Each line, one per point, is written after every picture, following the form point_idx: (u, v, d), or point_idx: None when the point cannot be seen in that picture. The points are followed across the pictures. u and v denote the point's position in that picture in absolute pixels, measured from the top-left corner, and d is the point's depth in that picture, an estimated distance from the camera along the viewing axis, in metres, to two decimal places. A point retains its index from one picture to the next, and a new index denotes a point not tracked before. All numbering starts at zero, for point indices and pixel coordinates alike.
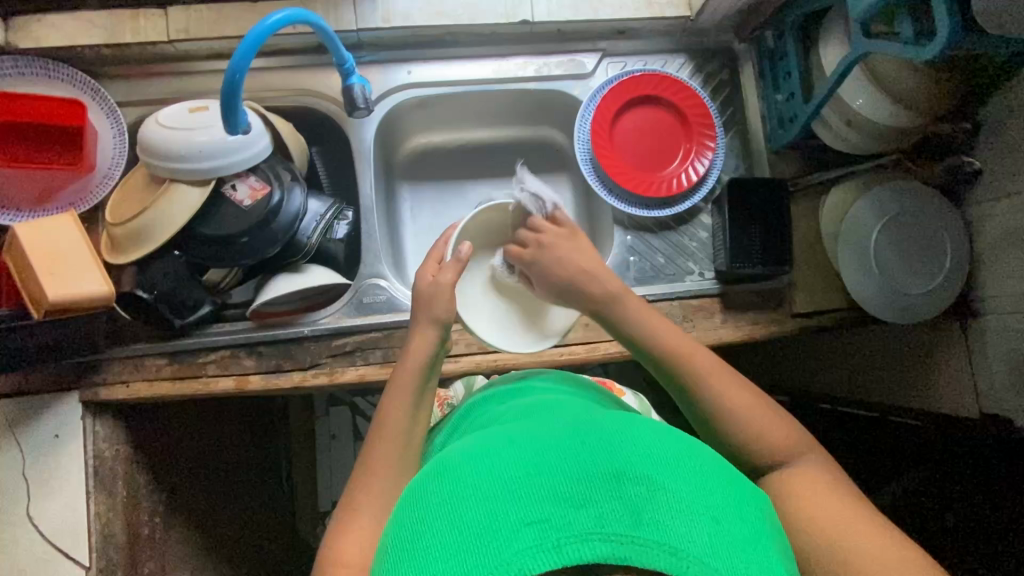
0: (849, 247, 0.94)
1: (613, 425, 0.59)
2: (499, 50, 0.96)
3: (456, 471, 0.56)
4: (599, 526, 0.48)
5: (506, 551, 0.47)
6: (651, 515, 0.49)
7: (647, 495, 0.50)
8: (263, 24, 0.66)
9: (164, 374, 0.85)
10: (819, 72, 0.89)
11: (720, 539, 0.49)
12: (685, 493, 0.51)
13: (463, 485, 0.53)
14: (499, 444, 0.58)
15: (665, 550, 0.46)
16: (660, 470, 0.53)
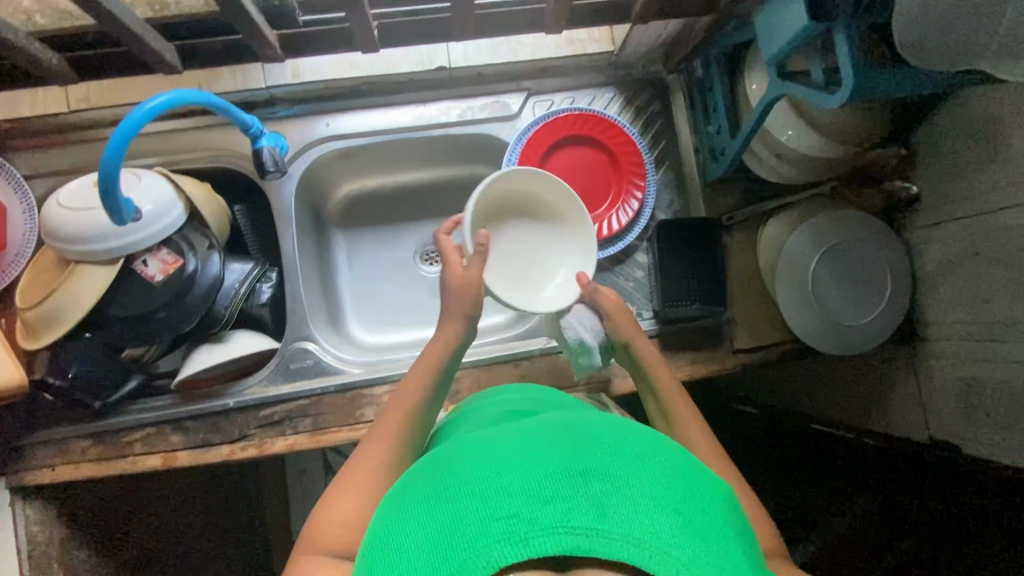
0: (786, 281, 0.92)
1: (583, 422, 0.54)
2: (420, 96, 0.93)
3: (430, 476, 0.51)
4: (565, 519, 0.42)
5: (469, 548, 0.42)
6: (615, 508, 0.43)
7: (613, 488, 0.45)
8: (139, 110, 0.63)
9: (90, 455, 0.83)
10: (745, 106, 0.87)
11: (693, 533, 0.43)
12: (653, 486, 0.46)
13: (431, 490, 0.48)
14: (469, 448, 0.53)
15: (631, 543, 0.41)
16: (631, 464, 0.47)
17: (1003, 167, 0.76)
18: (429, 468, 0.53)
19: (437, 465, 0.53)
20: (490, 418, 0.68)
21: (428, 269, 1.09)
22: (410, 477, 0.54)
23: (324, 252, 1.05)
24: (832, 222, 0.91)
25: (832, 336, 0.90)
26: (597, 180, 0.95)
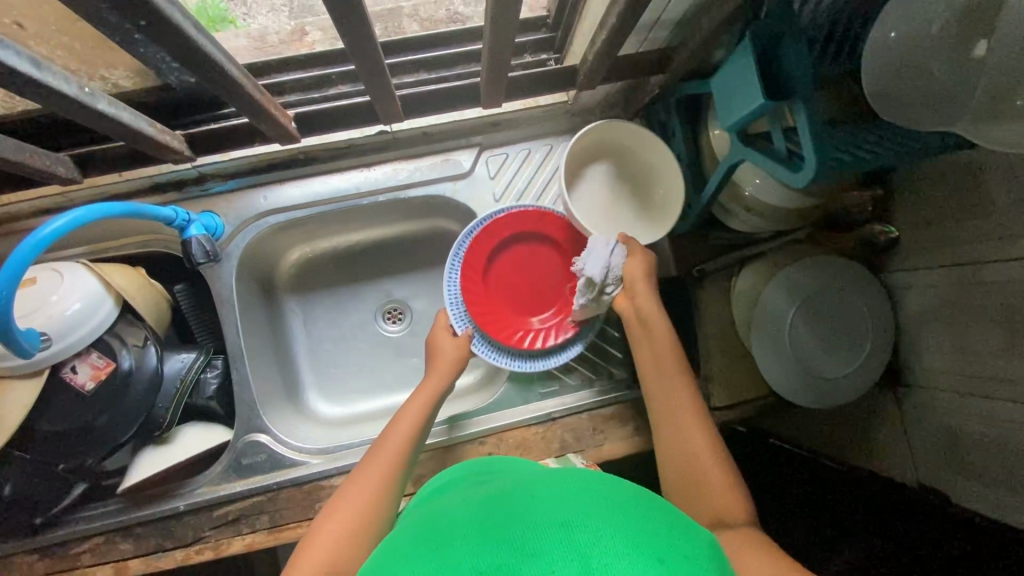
0: (762, 335, 0.87)
1: (564, 476, 0.49)
2: (363, 159, 0.87)
3: (411, 545, 0.45)
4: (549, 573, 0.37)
5: None
6: (600, 559, 0.38)
7: (598, 537, 0.39)
8: (44, 233, 0.58)
9: (37, 570, 0.79)
10: (709, 156, 0.81)
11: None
12: (642, 535, 0.40)
13: (411, 553, 0.43)
14: (450, 515, 0.48)
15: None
16: (620, 512, 0.42)
17: (982, 218, 0.71)
18: (409, 538, 0.47)
19: (415, 535, 0.47)
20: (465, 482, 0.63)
21: (390, 330, 1.04)
22: (390, 548, 0.48)
23: (277, 323, 0.99)
24: (803, 271, 0.86)
25: (814, 393, 0.85)
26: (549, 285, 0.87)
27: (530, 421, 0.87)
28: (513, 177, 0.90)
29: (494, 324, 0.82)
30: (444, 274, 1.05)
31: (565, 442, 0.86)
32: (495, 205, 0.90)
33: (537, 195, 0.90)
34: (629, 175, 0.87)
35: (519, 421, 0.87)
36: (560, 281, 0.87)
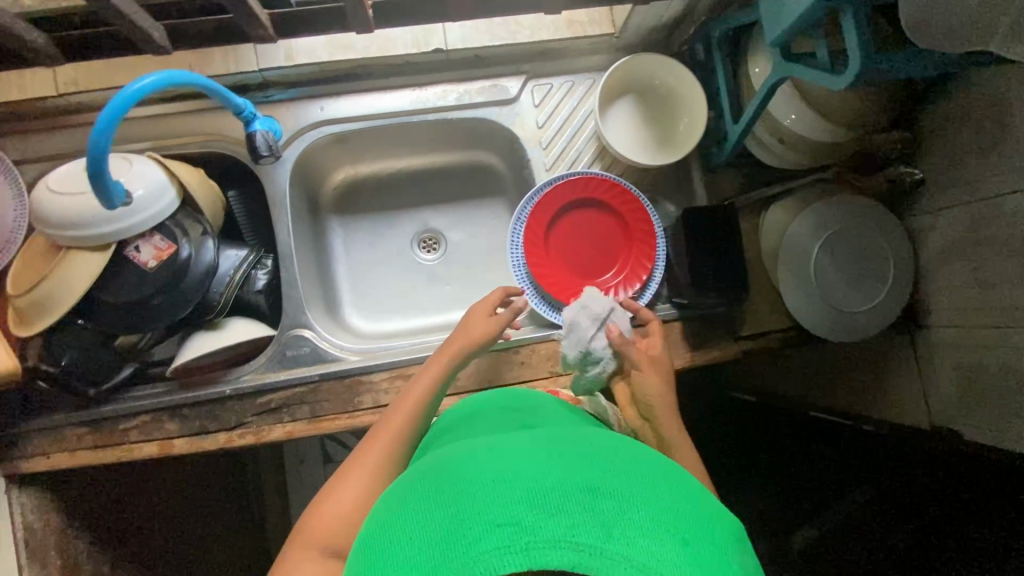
0: (788, 267, 0.91)
1: (591, 442, 0.51)
2: (416, 79, 0.92)
3: (441, 478, 0.48)
4: (569, 534, 0.40)
5: (473, 553, 0.40)
6: (620, 529, 0.41)
7: (620, 508, 0.42)
8: (132, 89, 0.62)
9: (86, 443, 0.82)
10: (749, 88, 0.85)
11: (699, 566, 0.40)
12: (664, 514, 0.43)
13: (440, 491, 0.45)
14: (479, 453, 0.50)
15: (633, 567, 0.38)
16: (645, 492, 0.44)
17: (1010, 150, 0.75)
18: (438, 469, 0.50)
19: (443, 468, 0.50)
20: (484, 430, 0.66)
21: (425, 257, 1.08)
22: (418, 478, 0.51)
23: (320, 239, 1.03)
24: (831, 208, 0.90)
25: (833, 324, 0.89)
26: (609, 247, 0.92)
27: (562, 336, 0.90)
28: (556, 106, 0.94)
29: (562, 293, 0.89)
30: (479, 207, 1.10)
31: None
32: (537, 131, 0.94)
33: (578, 124, 0.94)
34: (677, 116, 0.94)
35: (551, 337, 0.90)
36: (620, 241, 0.92)
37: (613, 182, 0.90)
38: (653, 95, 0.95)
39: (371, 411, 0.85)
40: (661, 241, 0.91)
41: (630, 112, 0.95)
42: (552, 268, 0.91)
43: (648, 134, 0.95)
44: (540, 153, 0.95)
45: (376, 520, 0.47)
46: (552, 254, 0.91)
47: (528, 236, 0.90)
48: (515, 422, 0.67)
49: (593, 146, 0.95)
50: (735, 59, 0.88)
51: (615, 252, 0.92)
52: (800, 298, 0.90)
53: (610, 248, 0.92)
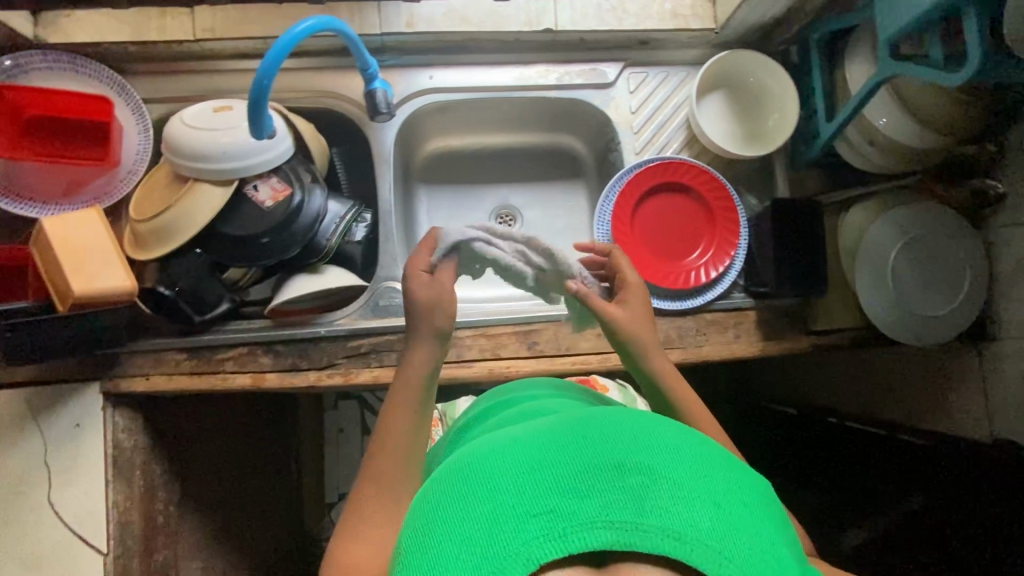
0: (867, 266, 0.92)
1: (609, 409, 0.53)
2: (520, 57, 0.96)
3: (464, 466, 0.49)
4: (605, 514, 0.42)
5: (515, 542, 0.42)
6: (653, 501, 0.43)
7: (649, 480, 0.44)
8: (294, 32, 0.66)
9: (183, 368, 0.87)
10: (844, 89, 0.88)
11: (731, 526, 0.43)
12: (692, 480, 0.45)
13: (471, 485, 0.47)
14: (501, 438, 0.52)
15: (670, 537, 0.41)
16: (672, 460, 0.46)
17: None
18: (461, 457, 0.52)
19: (466, 455, 0.51)
20: (505, 411, 0.68)
21: None
22: (445, 467, 0.53)
23: (405, 203, 1.07)
24: (911, 217, 0.92)
25: (908, 327, 0.91)
26: (692, 231, 0.96)
27: None
28: (650, 93, 0.98)
29: (646, 269, 0.93)
30: (558, 188, 1.12)
31: (670, 338, 0.92)
32: (630, 116, 0.98)
33: (669, 113, 0.98)
34: (767, 110, 0.97)
35: None
36: (703, 226, 0.95)
37: (699, 168, 0.94)
38: (743, 90, 0.99)
39: (454, 365, 0.89)
40: (745, 230, 0.94)
41: (720, 106, 0.99)
42: (636, 248, 0.95)
43: (737, 128, 0.99)
44: (631, 137, 0.98)
45: (411, 516, 0.50)
46: (636, 233, 0.95)
47: (615, 214, 0.94)
48: (537, 402, 0.69)
49: (683, 135, 0.98)
50: (832, 61, 0.91)
51: (698, 236, 0.95)
52: (876, 297, 0.92)
53: (690, 231, 0.96)
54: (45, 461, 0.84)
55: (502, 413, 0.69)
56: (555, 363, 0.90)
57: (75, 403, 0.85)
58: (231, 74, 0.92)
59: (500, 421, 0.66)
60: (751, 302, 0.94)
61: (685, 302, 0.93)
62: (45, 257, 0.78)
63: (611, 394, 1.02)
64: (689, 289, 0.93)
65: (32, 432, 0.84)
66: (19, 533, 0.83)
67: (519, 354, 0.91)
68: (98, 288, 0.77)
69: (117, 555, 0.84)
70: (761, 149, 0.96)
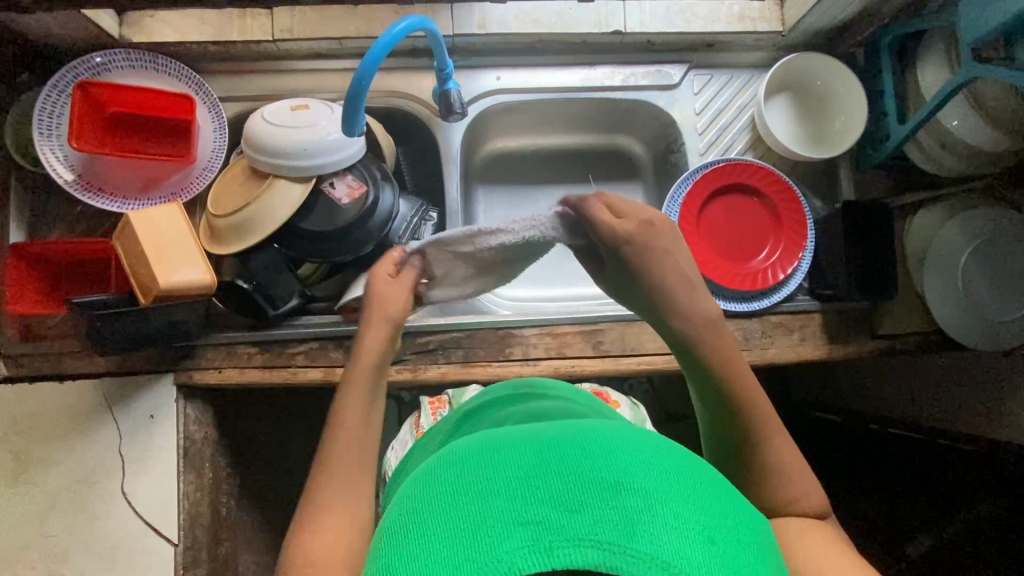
0: (934, 271, 0.92)
1: (612, 426, 0.52)
2: (586, 58, 0.97)
3: (459, 465, 0.49)
4: (592, 534, 0.42)
5: (496, 547, 0.42)
6: (645, 527, 0.42)
7: (645, 505, 0.44)
8: (391, 32, 0.68)
9: (255, 362, 0.88)
10: (916, 91, 0.88)
11: (720, 564, 0.42)
12: (690, 510, 0.44)
13: (461, 484, 0.47)
14: (497, 440, 0.51)
15: (656, 567, 0.41)
16: (672, 486, 0.46)
17: None
18: (454, 455, 0.51)
19: (461, 454, 0.51)
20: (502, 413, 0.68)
21: None
22: (435, 462, 0.52)
23: (464, 203, 1.06)
24: (986, 217, 0.90)
25: (980, 334, 0.89)
26: (757, 233, 0.97)
27: None
28: (714, 96, 0.98)
29: (713, 270, 0.93)
30: (614, 189, 1.11)
31: (735, 339, 0.91)
32: (694, 117, 0.98)
33: (733, 115, 0.99)
34: (833, 114, 0.97)
35: None
36: (766, 227, 0.96)
37: (767, 170, 0.94)
38: (807, 93, 0.99)
39: (519, 363, 0.89)
40: (811, 231, 0.94)
41: (784, 109, 0.99)
42: (703, 250, 0.95)
43: (802, 132, 0.99)
44: (695, 138, 0.98)
45: (400, 506, 0.50)
46: (700, 234, 0.96)
47: (682, 215, 0.94)
48: (539, 406, 0.68)
49: (748, 136, 0.99)
50: (903, 62, 0.90)
51: (764, 238, 0.96)
52: (944, 302, 0.91)
53: (753, 234, 0.97)
54: (119, 452, 0.85)
55: (501, 416, 0.68)
56: (620, 363, 0.90)
57: (149, 394, 0.86)
58: (304, 74, 0.94)
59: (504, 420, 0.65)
60: (817, 305, 0.94)
61: (753, 304, 0.93)
62: (130, 250, 0.80)
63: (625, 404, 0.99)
64: (756, 291, 0.93)
65: (107, 421, 0.85)
66: (92, 523, 0.83)
67: (584, 353, 0.90)
68: (180, 281, 0.78)
69: (187, 546, 0.84)
70: (829, 151, 0.96)
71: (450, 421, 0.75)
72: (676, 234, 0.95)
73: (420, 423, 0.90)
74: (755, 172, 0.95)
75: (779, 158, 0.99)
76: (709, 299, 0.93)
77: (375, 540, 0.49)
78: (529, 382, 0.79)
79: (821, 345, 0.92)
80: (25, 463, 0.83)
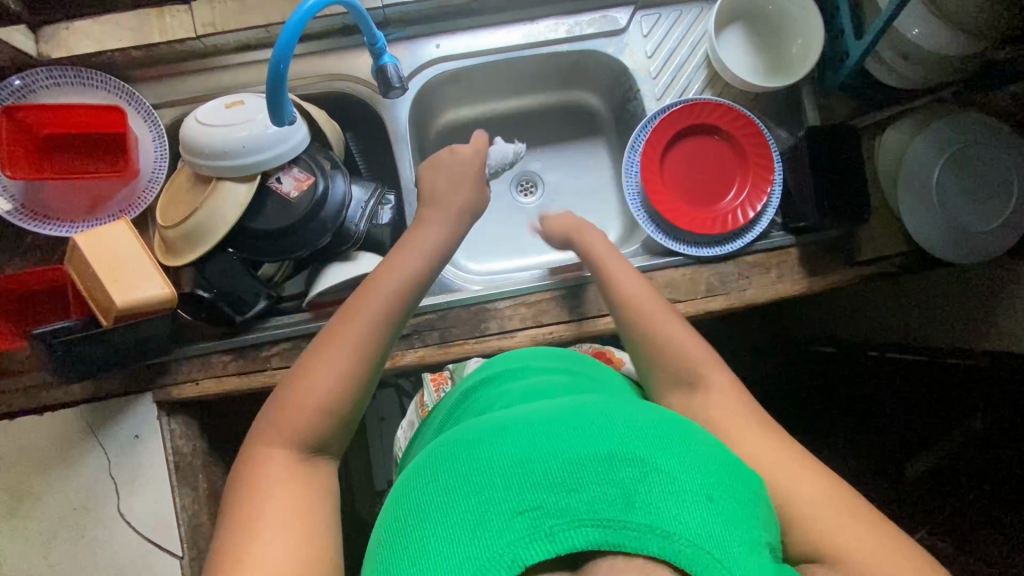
0: (909, 187, 0.89)
1: (602, 401, 0.53)
2: (528, 13, 0.93)
3: (450, 458, 0.50)
4: (592, 513, 0.43)
5: (497, 539, 0.43)
6: (644, 497, 0.44)
7: (641, 475, 0.45)
8: (303, 9, 0.64)
9: (231, 370, 0.87)
10: (870, 3, 0.84)
11: (723, 521, 0.44)
12: (684, 472, 0.46)
13: (454, 480, 0.47)
14: (488, 429, 0.52)
15: (660, 536, 0.42)
16: (664, 450, 0.47)
17: None
18: (446, 448, 0.52)
19: (455, 444, 0.52)
20: (496, 392, 0.67)
21: (525, 200, 1.06)
22: (428, 457, 0.53)
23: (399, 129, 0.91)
24: (953, 127, 0.88)
25: (961, 246, 0.87)
26: (723, 172, 0.94)
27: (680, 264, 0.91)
28: (665, 35, 0.94)
29: (679, 217, 0.91)
30: (577, 146, 1.07)
31: (712, 285, 0.89)
32: (646, 61, 0.95)
33: (687, 54, 0.95)
34: (789, 38, 0.93)
35: (667, 265, 0.90)
36: (732, 166, 0.94)
37: (726, 107, 0.91)
38: (760, 20, 0.95)
39: (496, 337, 0.88)
40: (778, 163, 0.91)
41: (738, 40, 0.95)
42: (668, 197, 0.93)
43: (761, 61, 0.95)
44: (650, 83, 0.95)
45: (392, 514, 0.50)
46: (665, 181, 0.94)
47: (643, 163, 0.92)
48: (531, 383, 0.67)
49: (704, 73, 0.95)
50: None
51: (730, 177, 0.94)
52: (922, 217, 0.88)
53: (718, 174, 0.95)
54: (109, 474, 0.85)
55: (495, 394, 0.67)
56: (598, 325, 0.89)
57: (131, 414, 0.86)
58: (237, 68, 0.90)
59: (495, 400, 0.65)
60: (792, 239, 0.91)
61: (725, 246, 0.91)
62: (83, 273, 0.79)
63: (627, 367, 0.86)
64: (727, 234, 0.91)
65: (93, 446, 0.85)
66: (94, 548, 0.83)
67: (561, 319, 0.89)
68: (137, 297, 0.77)
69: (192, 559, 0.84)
70: (790, 78, 0.92)
71: (451, 398, 0.75)
72: (639, 186, 0.93)
73: (425, 402, 0.86)
74: (711, 111, 0.92)
75: (738, 93, 0.95)
76: (680, 247, 0.91)
77: (378, 539, 0.49)
78: (514, 353, 0.78)
79: (802, 279, 0.90)
80: (22, 497, 0.83)
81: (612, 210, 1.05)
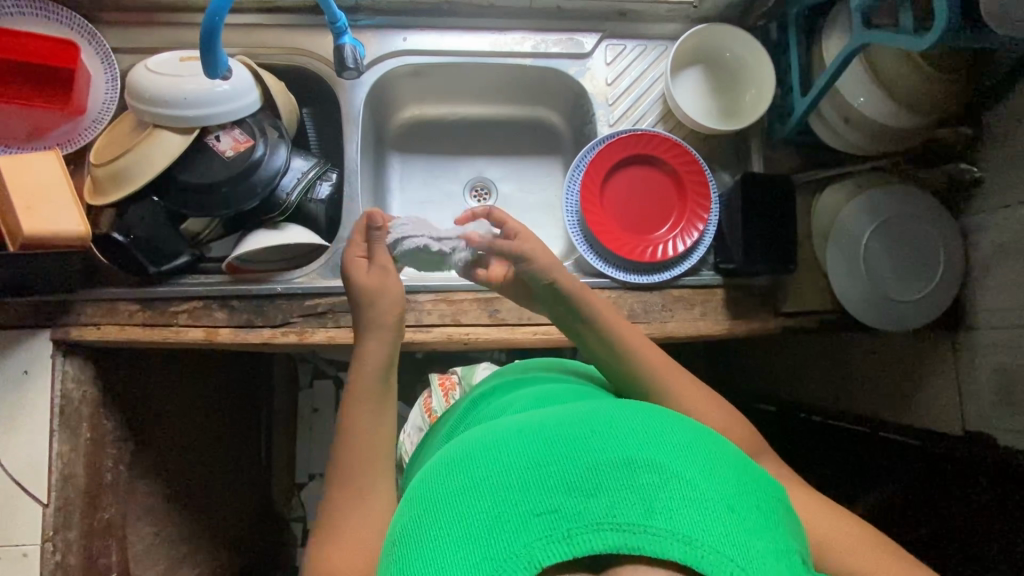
0: (839, 246, 0.90)
1: (624, 409, 0.52)
2: (497, 23, 0.96)
3: (465, 462, 0.49)
4: (610, 516, 0.41)
5: (516, 541, 0.41)
6: (664, 502, 0.42)
7: (661, 481, 0.43)
8: None
9: (137, 320, 0.85)
10: (820, 64, 0.87)
11: (745, 533, 0.41)
12: (705, 481, 0.44)
13: (469, 486, 0.46)
14: (505, 433, 0.50)
15: (681, 542, 0.39)
16: (684, 459, 0.45)
17: None
18: (461, 453, 0.50)
19: (469, 449, 0.50)
20: (512, 397, 0.66)
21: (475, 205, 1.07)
22: (442, 460, 0.52)
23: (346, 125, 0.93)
24: (888, 196, 0.90)
25: (882, 313, 0.88)
26: (664, 204, 0.96)
27: (607, 287, 0.91)
28: (627, 66, 0.97)
29: (613, 240, 0.92)
30: (534, 161, 1.09)
31: (634, 312, 0.90)
32: (606, 88, 0.97)
33: (645, 88, 0.97)
34: (744, 87, 0.96)
35: (592, 285, 0.91)
36: (672, 200, 0.95)
37: (673, 142, 0.94)
38: (718, 67, 0.98)
39: (411, 329, 0.87)
40: (715, 204, 0.93)
41: (695, 82, 0.98)
42: (605, 220, 0.94)
43: (715, 106, 0.98)
44: (606, 109, 0.97)
45: (404, 519, 0.48)
46: (604, 205, 0.95)
47: (585, 182, 0.93)
48: (543, 390, 0.65)
49: (659, 108, 0.97)
50: (810, 34, 0.90)
51: (670, 211, 0.95)
52: (847, 277, 0.90)
53: (658, 206, 0.96)
54: None
55: (507, 400, 0.66)
56: (514, 333, 0.88)
57: (24, 349, 0.83)
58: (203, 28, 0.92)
59: (510, 406, 0.64)
60: (719, 280, 0.92)
61: (653, 276, 0.91)
62: None
63: None
64: (656, 264, 0.92)
65: None
66: None
67: (479, 321, 0.88)
68: (49, 228, 0.76)
69: (57, 507, 0.81)
70: (740, 124, 0.95)
71: (462, 406, 0.74)
72: (577, 206, 0.94)
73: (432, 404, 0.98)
74: (656, 144, 0.94)
75: (690, 132, 0.97)
76: (608, 270, 0.92)
77: (391, 547, 0.47)
78: (526, 365, 0.77)
79: (722, 320, 0.91)
80: None
81: (556, 227, 1.05)
